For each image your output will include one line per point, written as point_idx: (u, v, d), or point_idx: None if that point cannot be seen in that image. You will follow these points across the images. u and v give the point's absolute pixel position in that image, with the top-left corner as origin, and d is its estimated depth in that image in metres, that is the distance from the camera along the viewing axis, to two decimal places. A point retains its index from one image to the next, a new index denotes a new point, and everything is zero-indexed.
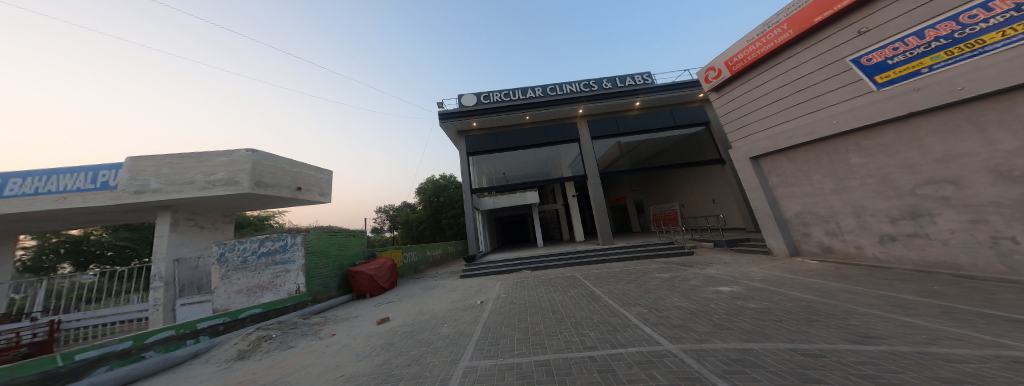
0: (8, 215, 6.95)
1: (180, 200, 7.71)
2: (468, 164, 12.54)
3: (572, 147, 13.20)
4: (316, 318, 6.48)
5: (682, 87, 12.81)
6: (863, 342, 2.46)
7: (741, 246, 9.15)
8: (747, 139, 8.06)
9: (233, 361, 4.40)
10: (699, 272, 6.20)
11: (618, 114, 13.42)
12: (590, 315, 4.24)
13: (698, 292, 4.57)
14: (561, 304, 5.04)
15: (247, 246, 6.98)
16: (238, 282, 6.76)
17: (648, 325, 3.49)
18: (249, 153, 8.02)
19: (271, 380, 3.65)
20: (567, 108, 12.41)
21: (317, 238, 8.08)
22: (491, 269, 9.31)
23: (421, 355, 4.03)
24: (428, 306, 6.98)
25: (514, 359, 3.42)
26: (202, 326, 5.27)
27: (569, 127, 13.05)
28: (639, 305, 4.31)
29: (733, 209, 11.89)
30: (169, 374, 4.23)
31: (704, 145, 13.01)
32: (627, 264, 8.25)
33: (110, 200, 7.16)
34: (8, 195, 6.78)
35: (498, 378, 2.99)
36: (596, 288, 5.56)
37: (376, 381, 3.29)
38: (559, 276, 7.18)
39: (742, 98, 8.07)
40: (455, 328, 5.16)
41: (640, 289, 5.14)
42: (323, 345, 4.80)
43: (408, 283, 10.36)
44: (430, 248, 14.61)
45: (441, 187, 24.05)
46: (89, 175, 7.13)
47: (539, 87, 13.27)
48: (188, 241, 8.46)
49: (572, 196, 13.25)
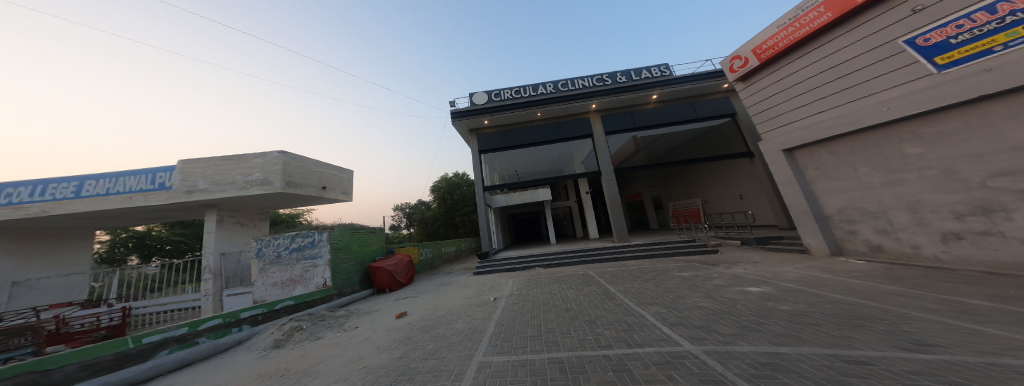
0: (84, 213, 7.86)
1: (224, 199, 8.36)
2: (481, 162, 12.57)
3: (583, 143, 12.79)
4: (341, 311, 6.76)
5: (704, 77, 12.11)
6: (919, 350, 2.15)
7: (773, 244, 8.50)
8: (779, 130, 7.43)
9: (270, 349, 4.71)
10: (724, 271, 5.81)
11: (634, 108, 12.93)
12: (604, 314, 4.09)
13: (722, 293, 4.26)
14: (574, 302, 4.90)
15: (281, 242, 7.48)
16: (275, 275, 7.29)
17: (667, 325, 3.30)
18: (280, 155, 8.51)
19: (302, 369, 3.85)
20: (579, 103, 12.14)
21: (341, 234, 8.38)
22: (504, 267, 9.29)
23: (437, 349, 4.08)
24: (443, 301, 7.09)
25: (527, 355, 3.37)
26: (244, 315, 5.68)
27: (582, 122, 12.76)
28: (657, 304, 4.09)
29: (763, 205, 11.14)
30: (218, 360, 4.56)
31: (730, 138, 12.24)
32: (645, 262, 7.90)
33: (165, 200, 7.88)
34: (87, 195, 7.64)
35: (511, 374, 2.95)
36: (611, 286, 5.35)
37: (395, 373, 3.36)
38: (572, 274, 7.01)
39: (773, 87, 7.45)
40: (469, 324, 5.19)
41: (660, 288, 4.88)
42: (347, 337, 5.01)
43: (424, 279, 10.61)
44: (444, 245, 14.81)
45: (454, 185, 24.34)
46: (149, 177, 7.92)
47: (550, 82, 13.00)
48: (231, 236, 9.17)
49: (584, 192, 12.87)
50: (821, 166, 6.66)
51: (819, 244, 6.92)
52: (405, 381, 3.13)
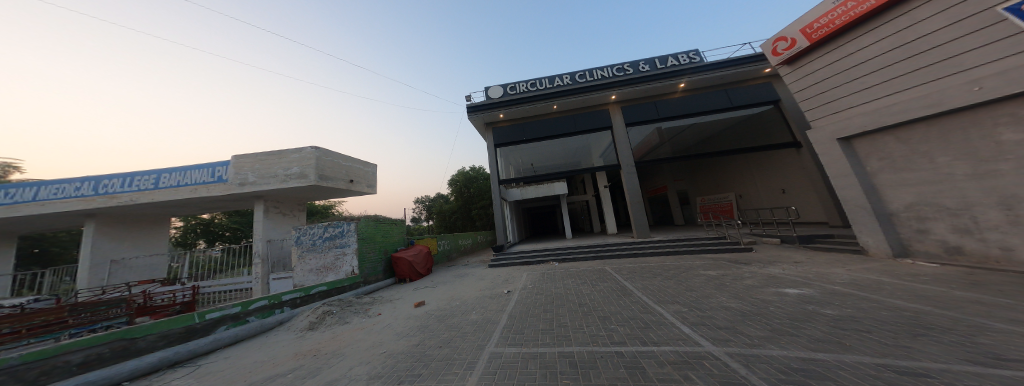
0: (156, 204, 8.90)
1: (270, 192, 9.01)
2: (496, 156, 12.49)
3: (602, 136, 12.28)
4: (366, 298, 7.02)
5: (738, 63, 11.11)
6: (999, 365, 1.76)
7: (819, 244, 7.62)
8: (832, 117, 6.54)
9: (306, 331, 5.01)
10: (758, 271, 5.28)
11: (658, 97, 12.18)
12: (619, 311, 3.85)
13: (755, 294, 3.85)
14: (588, 297, 4.70)
15: (316, 231, 7.93)
16: (311, 261, 7.75)
17: (686, 325, 3.03)
18: (313, 150, 8.99)
19: (331, 350, 4.05)
20: (598, 94, 11.62)
21: (367, 225, 8.60)
22: (518, 260, 9.25)
23: (452, 338, 4.11)
24: (459, 292, 7.19)
25: (538, 348, 3.27)
26: (286, 298, 6.04)
27: (601, 114, 12.25)
28: (678, 303, 3.79)
29: (809, 200, 10.07)
30: (262, 338, 4.92)
31: (769, 128, 11.16)
32: (668, 259, 7.42)
33: (223, 191, 8.67)
34: (165, 186, 8.59)
35: (521, 366, 2.87)
36: (628, 282, 5.07)
37: (412, 359, 3.43)
38: (588, 269, 6.79)
39: (827, 70, 6.55)
40: (483, 315, 5.17)
41: (683, 286, 4.54)
42: (371, 323, 5.20)
43: (442, 270, 10.85)
44: (461, 237, 15.01)
45: (470, 179, 24.66)
46: (210, 171, 8.77)
47: (567, 74, 12.51)
48: (275, 225, 9.83)
49: (603, 187, 12.43)
50: (884, 157, 5.80)
51: (877, 244, 6.07)
52: (420, 367, 3.16)
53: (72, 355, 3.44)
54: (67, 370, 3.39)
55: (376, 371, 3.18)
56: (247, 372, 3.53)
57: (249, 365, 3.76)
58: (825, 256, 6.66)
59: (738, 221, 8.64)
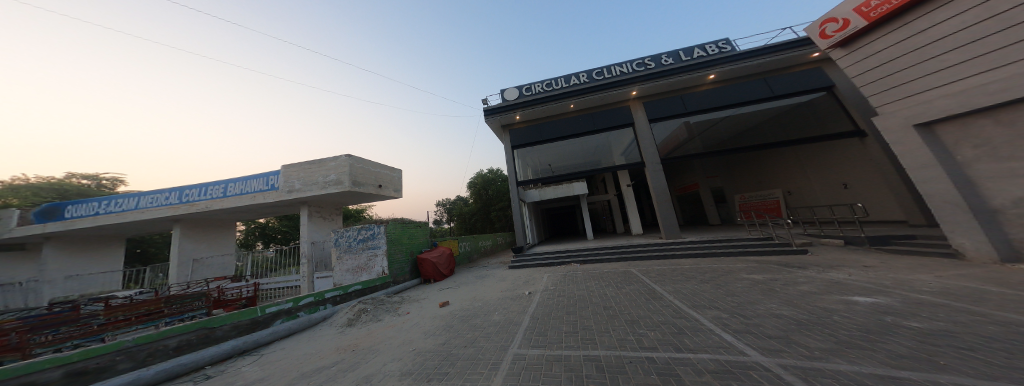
0: (219, 210, 9.94)
1: (313, 197, 9.64)
2: (514, 158, 12.47)
3: (624, 133, 11.79)
4: (395, 297, 7.27)
5: (777, 49, 10.23)
6: None
7: (892, 246, 6.66)
8: (904, 102, 5.74)
9: (346, 327, 5.30)
10: (815, 276, 4.72)
11: (686, 91, 11.51)
12: (648, 315, 3.57)
13: (813, 301, 3.43)
14: (614, 299, 4.48)
15: (351, 234, 8.42)
16: (347, 262, 8.24)
17: (728, 332, 2.76)
18: (347, 158, 9.46)
19: (366, 346, 4.25)
20: (618, 91, 11.23)
21: (395, 228, 8.91)
22: (539, 261, 9.14)
23: (476, 338, 4.13)
24: (482, 293, 7.24)
25: (563, 351, 3.17)
26: (328, 295, 6.42)
27: (622, 111, 11.81)
28: (718, 309, 3.48)
29: (881, 195, 8.98)
30: (310, 331, 5.28)
31: (822, 117, 10.13)
32: (702, 262, 6.91)
33: (274, 198, 9.47)
34: (231, 194, 9.58)
35: (546, 368, 2.80)
36: (658, 286, 4.78)
37: (438, 358, 3.48)
38: (613, 271, 6.51)
39: (892, 51, 5.79)
40: (506, 316, 5.17)
41: (723, 291, 4.17)
42: (401, 321, 5.39)
43: (464, 271, 11.01)
44: (481, 239, 15.18)
45: (489, 181, 24.90)
46: (266, 180, 9.63)
47: (584, 72, 12.21)
48: (319, 228, 10.38)
49: (626, 185, 11.95)
50: (982, 144, 5.04)
51: (977, 246, 5.12)
52: (446, 366, 3.21)
53: (169, 340, 3.94)
54: (166, 353, 3.90)
55: (407, 368, 3.26)
56: (297, 364, 3.79)
57: (298, 357, 4.05)
58: (900, 260, 5.78)
59: (786, 220, 7.83)
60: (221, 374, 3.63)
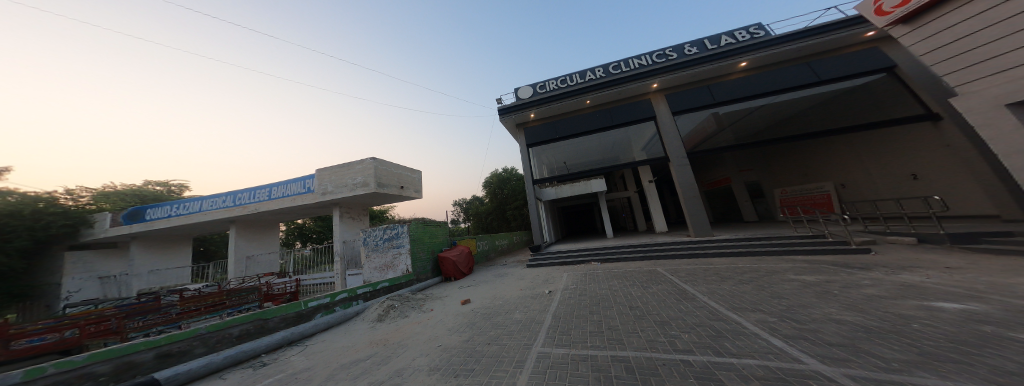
0: (263, 212, 10.72)
1: (343, 199, 10.15)
2: (529, 156, 12.38)
3: (645, 127, 11.39)
4: (419, 295, 7.49)
5: (817, 32, 9.49)
6: None
7: (976, 246, 5.92)
8: (993, 79, 5.13)
9: (377, 322, 5.55)
10: (883, 279, 4.30)
11: (714, 80, 10.93)
12: (681, 315, 3.27)
13: (885, 307, 3.11)
14: (640, 299, 4.32)
15: (377, 233, 8.79)
16: (375, 260, 8.61)
17: (773, 336, 2.53)
18: (372, 160, 9.87)
19: (397, 341, 4.44)
20: (638, 84, 10.85)
21: (417, 227, 9.16)
22: (557, 260, 9.06)
23: (499, 336, 4.17)
24: (501, 291, 7.30)
25: (588, 351, 3.13)
26: (360, 291, 6.71)
27: (643, 105, 11.41)
28: (761, 311, 3.23)
29: (963, 184, 8.10)
30: (344, 326, 5.55)
31: (886, 100, 9.35)
32: (735, 262, 6.53)
33: (309, 200, 10.06)
34: (275, 197, 10.33)
35: (572, 368, 2.77)
36: (689, 286, 4.58)
37: (463, 355, 3.54)
38: (636, 270, 6.32)
39: (971, 24, 5.23)
40: (527, 314, 5.16)
41: (769, 293, 3.90)
42: (425, 318, 5.56)
43: (482, 270, 11.16)
44: (498, 238, 15.28)
45: (504, 180, 24.93)
46: (303, 183, 10.26)
47: (600, 67, 11.90)
48: (349, 227, 10.90)
49: (648, 181, 11.54)
50: None
51: None
52: (472, 362, 3.26)
53: (233, 329, 4.37)
54: (231, 340, 4.33)
55: (435, 363, 3.36)
56: (336, 355, 4.03)
57: (335, 349, 4.30)
58: (987, 261, 5.11)
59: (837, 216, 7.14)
60: (273, 362, 3.94)
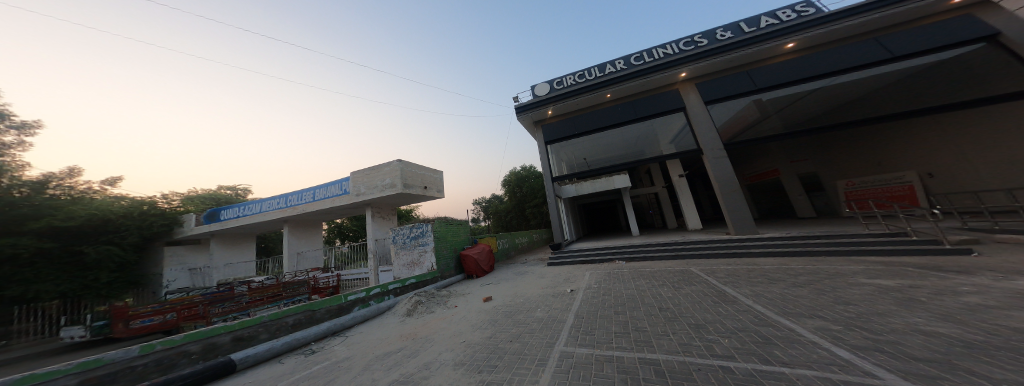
0: (307, 213, 11.56)
1: (373, 200, 10.63)
2: (548, 153, 12.21)
3: (672, 119, 10.86)
4: (443, 291, 7.70)
5: (873, 7, 8.66)
6: None
7: None
8: None
9: (407, 316, 5.79)
10: (983, 285, 3.71)
11: (753, 65, 10.18)
12: (719, 319, 3.05)
13: (987, 318, 2.65)
14: (671, 300, 4.10)
15: (404, 232, 9.13)
16: (403, 257, 8.96)
17: (831, 343, 2.29)
18: (398, 162, 10.23)
19: (424, 335, 4.62)
20: (664, 74, 10.36)
21: (440, 226, 9.40)
22: (579, 258, 8.96)
23: (520, 333, 4.18)
24: (523, 289, 7.32)
25: (614, 351, 3.05)
26: (391, 287, 7.02)
27: (670, 96, 10.86)
28: (817, 317, 2.91)
29: None
30: (377, 319, 5.83)
31: (983, 75, 8.28)
32: (780, 262, 6.01)
33: (345, 201, 10.67)
34: (317, 199, 11.11)
35: (596, 368, 2.72)
36: (728, 288, 4.28)
37: (486, 351, 3.58)
38: (667, 269, 6.06)
39: None
40: (548, 313, 5.12)
41: (832, 298, 3.49)
42: (450, 313, 5.72)
43: (503, 267, 11.25)
44: (518, 236, 15.32)
45: (523, 178, 24.85)
46: (340, 185, 10.92)
47: (621, 58, 11.42)
48: (380, 226, 11.42)
49: (679, 176, 11.02)
50: None
51: None
52: (495, 359, 3.30)
53: (288, 318, 4.79)
54: (287, 328, 4.74)
55: (460, 358, 3.43)
56: (373, 346, 4.27)
57: (369, 340, 4.54)
58: None
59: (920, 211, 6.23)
60: (321, 350, 4.26)
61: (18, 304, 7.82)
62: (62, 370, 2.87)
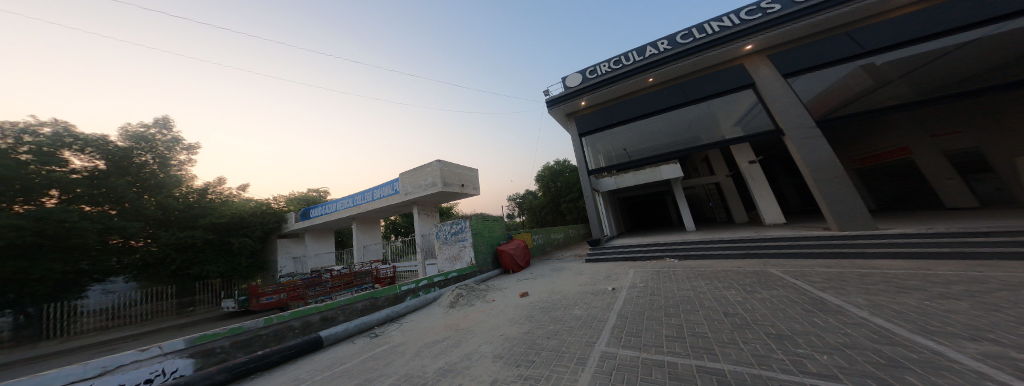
0: (365, 212, 12.81)
1: (418, 198, 11.30)
2: (582, 146, 11.64)
3: (738, 99, 9.64)
4: (482, 285, 7.87)
5: None
6: None
7: None
8: None
9: (451, 307, 6.04)
10: None
11: (848, 27, 8.67)
12: (807, 330, 2.56)
13: None
14: (742, 305, 3.56)
15: (445, 228, 9.56)
16: (445, 252, 9.41)
17: (998, 371, 1.71)
18: (437, 162, 10.67)
19: (467, 327, 4.74)
20: (725, 50, 9.22)
21: (478, 222, 9.61)
22: (620, 255, 8.48)
23: (558, 330, 4.06)
24: (559, 286, 7.15)
25: (663, 356, 2.79)
26: (435, 279, 7.37)
27: (735, 72, 9.62)
28: (962, 335, 2.23)
29: None
30: (425, 309, 6.17)
31: None
32: (891, 265, 4.86)
33: (395, 201, 11.55)
34: (374, 199, 12.23)
35: (644, 372, 2.50)
36: (820, 294, 3.55)
37: (524, 345, 3.55)
38: (732, 270, 5.40)
39: None
40: (588, 311, 4.91)
41: (1005, 317, 2.58)
42: (489, 307, 5.80)
43: (539, 263, 11.16)
44: (554, 232, 15.06)
45: (557, 173, 24.34)
46: (391, 186, 11.84)
47: (664, 38, 10.31)
48: (425, 222, 12.13)
49: (749, 162, 9.83)
50: None
51: None
52: (533, 354, 3.23)
53: (358, 304, 5.30)
54: (357, 312, 5.25)
55: (498, 351, 3.44)
56: (422, 334, 4.51)
57: (419, 328, 4.83)
58: None
59: None
60: (382, 334, 4.65)
61: (199, 281, 11.57)
62: (221, 332, 3.69)
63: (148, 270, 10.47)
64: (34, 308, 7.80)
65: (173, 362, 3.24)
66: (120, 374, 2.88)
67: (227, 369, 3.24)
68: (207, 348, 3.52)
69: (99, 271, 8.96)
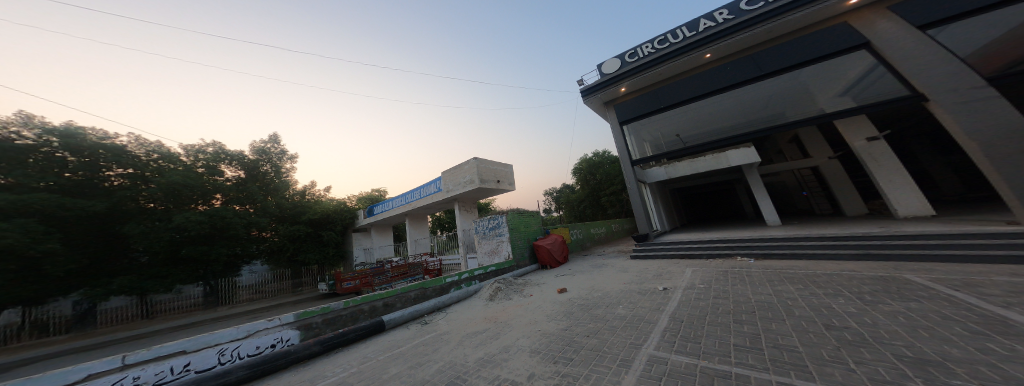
0: (416, 208, 13.70)
1: (460, 195, 11.70)
2: (625, 136, 10.80)
3: (847, 63, 8.06)
4: (519, 280, 7.81)
5: None
6: None
7: None
8: None
9: (490, 300, 6.11)
10: None
11: None
12: (967, 359, 1.94)
13: None
14: (857, 318, 2.89)
15: (484, 223, 9.74)
16: (485, 246, 9.61)
17: None
18: (473, 160, 10.84)
19: (504, 320, 4.70)
20: (818, 8, 7.74)
21: (514, 217, 9.58)
22: (672, 252, 7.77)
23: (600, 329, 3.80)
24: (600, 283, 6.78)
25: (723, 366, 2.41)
26: (476, 273, 7.50)
27: (839, 31, 8.01)
28: None
29: None
30: (467, 301, 6.32)
31: None
32: None
33: (439, 199, 12.13)
34: (420, 197, 13.05)
35: (700, 382, 2.18)
36: (991, 311, 2.69)
37: (562, 342, 3.39)
38: (835, 274, 4.49)
39: None
40: (633, 311, 4.53)
41: None
42: (525, 302, 5.72)
43: (580, 259, 10.77)
44: (593, 227, 14.43)
45: (596, 165, 23.21)
46: (434, 185, 12.49)
47: (724, 7, 9.02)
48: (466, 218, 12.52)
49: (872, 139, 8.05)
50: None
51: None
52: (571, 352, 3.05)
53: (410, 293, 5.58)
54: (411, 299, 5.55)
55: (535, 346, 3.33)
56: (462, 325, 4.60)
57: (462, 319, 4.98)
58: None
59: None
60: (431, 322, 4.86)
61: (306, 266, 14.13)
62: (316, 310, 4.21)
63: (276, 255, 13.23)
64: (213, 281, 11.09)
65: (287, 331, 3.82)
66: (257, 337, 3.55)
67: (322, 342, 3.72)
68: (308, 322, 4.06)
69: (246, 255, 11.68)
